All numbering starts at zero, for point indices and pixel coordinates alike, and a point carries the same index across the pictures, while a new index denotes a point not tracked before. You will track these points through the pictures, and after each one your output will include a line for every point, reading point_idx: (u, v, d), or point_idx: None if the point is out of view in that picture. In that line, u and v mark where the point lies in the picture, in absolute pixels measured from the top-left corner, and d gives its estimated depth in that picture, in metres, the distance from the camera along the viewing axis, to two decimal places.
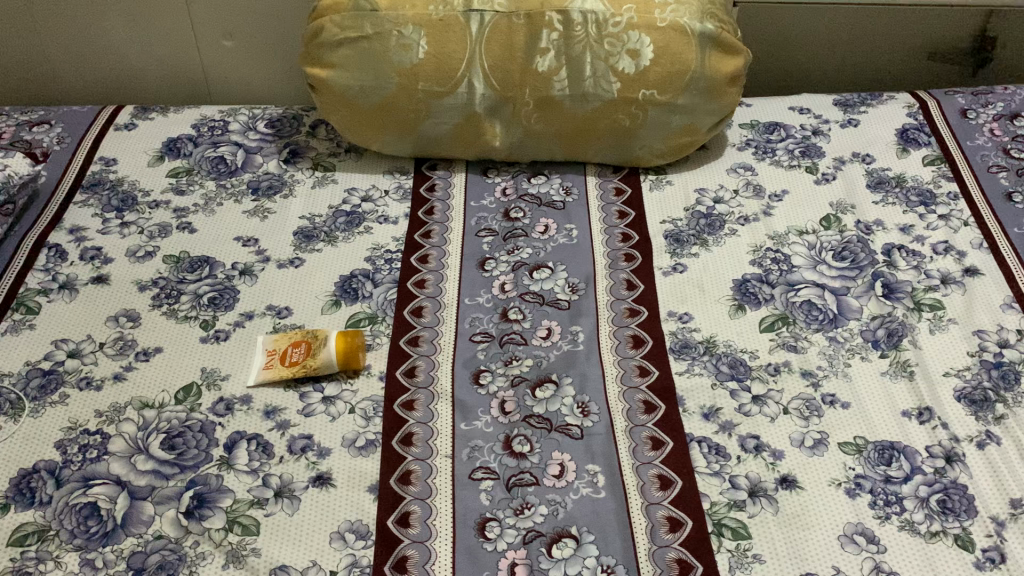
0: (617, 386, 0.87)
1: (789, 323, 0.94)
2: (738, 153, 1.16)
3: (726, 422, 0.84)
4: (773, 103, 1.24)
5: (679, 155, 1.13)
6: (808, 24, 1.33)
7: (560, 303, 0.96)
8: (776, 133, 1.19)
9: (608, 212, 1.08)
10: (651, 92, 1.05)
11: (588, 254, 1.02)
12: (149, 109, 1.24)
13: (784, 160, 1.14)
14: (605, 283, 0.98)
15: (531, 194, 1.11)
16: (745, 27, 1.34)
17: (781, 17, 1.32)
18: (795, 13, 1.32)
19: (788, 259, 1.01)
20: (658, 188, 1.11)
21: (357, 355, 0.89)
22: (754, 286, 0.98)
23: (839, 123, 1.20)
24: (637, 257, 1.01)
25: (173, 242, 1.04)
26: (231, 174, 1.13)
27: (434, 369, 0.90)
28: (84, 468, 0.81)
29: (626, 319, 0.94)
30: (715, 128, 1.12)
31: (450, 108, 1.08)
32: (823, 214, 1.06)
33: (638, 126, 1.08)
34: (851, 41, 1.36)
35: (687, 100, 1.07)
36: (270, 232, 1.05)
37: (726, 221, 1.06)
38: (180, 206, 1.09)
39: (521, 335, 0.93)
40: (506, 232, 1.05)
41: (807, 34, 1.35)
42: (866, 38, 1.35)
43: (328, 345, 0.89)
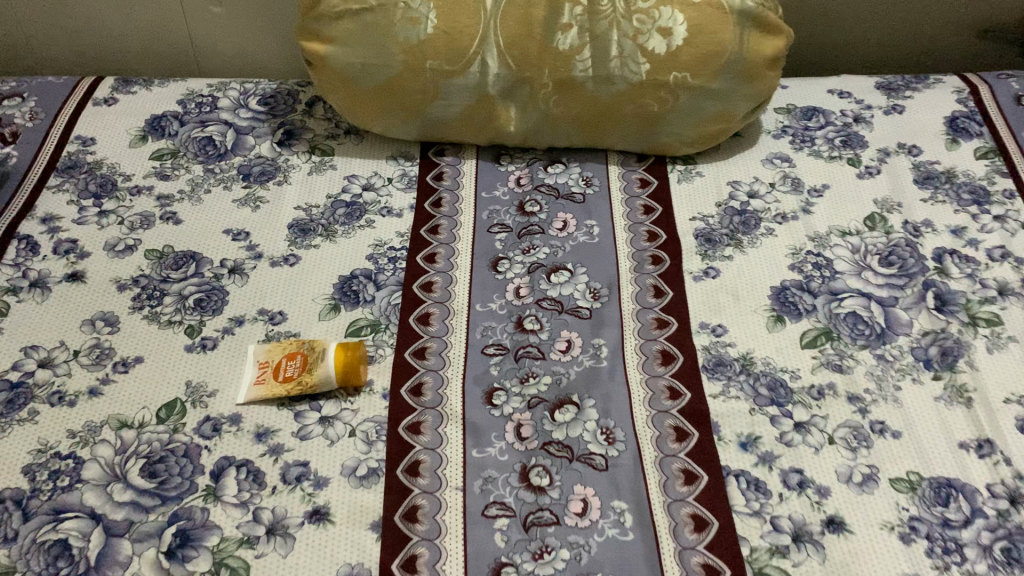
0: (645, 409, 0.79)
1: (833, 338, 0.85)
2: (773, 141, 1.06)
3: (766, 454, 0.76)
4: (810, 85, 1.14)
5: (710, 143, 1.03)
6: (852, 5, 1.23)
7: (581, 311, 0.88)
8: (814, 119, 1.09)
9: (632, 206, 0.99)
10: (683, 75, 0.95)
11: (611, 255, 0.93)
12: (130, 81, 1.14)
13: (824, 150, 1.05)
14: (630, 289, 0.90)
15: (548, 185, 1.01)
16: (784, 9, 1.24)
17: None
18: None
19: (830, 264, 0.92)
20: (687, 180, 1.02)
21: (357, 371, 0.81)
22: (794, 294, 0.89)
23: (882, 109, 1.10)
24: (666, 260, 0.93)
25: (156, 235, 0.94)
26: (220, 157, 1.03)
27: (442, 386, 0.81)
28: (55, 499, 0.72)
29: (654, 332, 0.85)
30: (751, 115, 1.02)
31: (460, 90, 0.98)
32: (867, 213, 0.97)
33: (667, 112, 0.98)
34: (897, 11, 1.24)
35: (722, 84, 0.97)
36: (262, 225, 0.96)
37: (761, 218, 0.97)
38: (164, 193, 0.99)
39: (537, 348, 0.84)
40: (520, 229, 0.96)
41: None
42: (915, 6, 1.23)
43: (326, 361, 0.80)
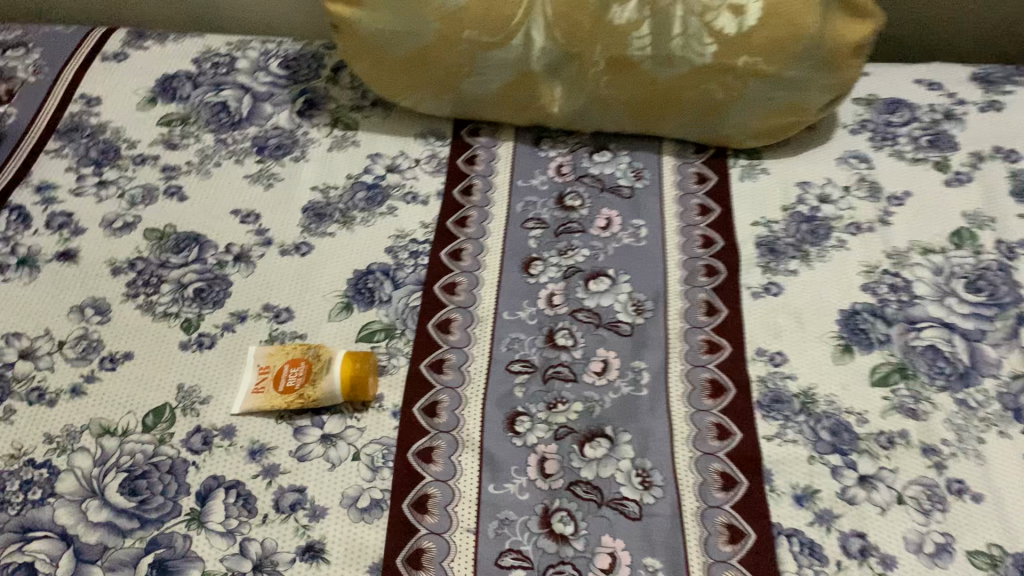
0: (688, 449, 0.70)
1: (908, 376, 0.75)
2: (850, 137, 0.94)
3: (824, 512, 0.67)
4: (896, 74, 1.02)
5: (778, 136, 0.91)
6: None
7: (620, 327, 0.78)
8: (898, 113, 0.97)
9: (686, 206, 0.88)
10: (753, 59, 0.83)
11: (659, 263, 0.83)
12: (144, 35, 1.05)
13: (907, 151, 0.92)
14: (679, 303, 0.80)
15: (593, 176, 0.91)
16: None
17: None
18: None
19: (908, 286, 0.81)
20: (749, 177, 0.91)
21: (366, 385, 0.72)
22: (865, 320, 0.79)
23: (977, 105, 0.97)
24: (721, 271, 0.82)
25: (158, 212, 0.86)
26: (233, 126, 0.94)
27: (460, 407, 0.72)
28: (24, 515, 0.65)
29: (703, 357, 0.76)
30: (828, 107, 0.90)
31: (500, 64, 0.87)
32: (954, 227, 0.85)
33: (733, 99, 0.87)
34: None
35: (798, 72, 0.85)
36: (274, 207, 0.87)
37: (832, 228, 0.86)
38: (171, 164, 0.90)
39: (569, 369, 0.75)
40: (558, 225, 0.86)
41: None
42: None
43: (331, 372, 0.72)
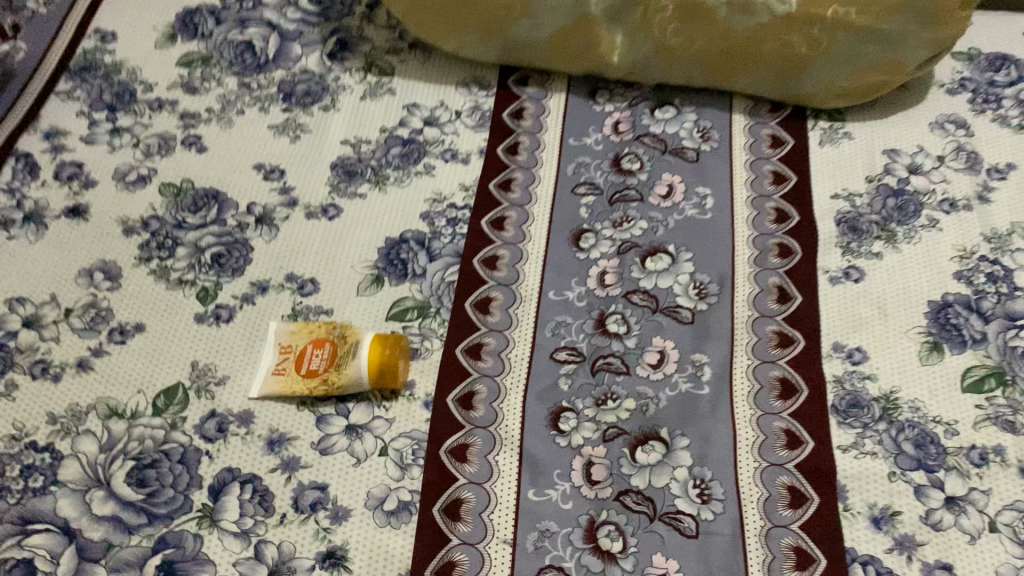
0: (752, 458, 0.63)
1: (1006, 383, 0.66)
2: (946, 98, 0.84)
3: (905, 537, 0.59)
4: (1002, 24, 0.90)
5: (865, 98, 0.81)
6: None
7: (680, 313, 0.70)
8: (1004, 71, 0.85)
9: (758, 172, 0.79)
10: (846, 9, 0.73)
11: (725, 240, 0.74)
12: None
13: (1013, 116, 0.81)
14: (746, 289, 0.71)
15: (654, 135, 0.82)
16: None
17: None
18: None
19: (1009, 275, 0.72)
20: (830, 142, 0.81)
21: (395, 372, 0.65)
22: (958, 314, 0.70)
23: None
24: (795, 252, 0.73)
25: (174, 165, 0.79)
26: (258, 68, 0.86)
27: (498, 399, 0.65)
28: (23, 505, 0.60)
29: (772, 352, 0.68)
30: (925, 66, 0.79)
31: (555, 8, 0.77)
32: None
33: (817, 55, 0.77)
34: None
35: (895, 25, 0.74)
36: (300, 163, 0.79)
37: (922, 204, 0.76)
38: (190, 110, 0.83)
39: (620, 360, 0.68)
40: (613, 192, 0.77)
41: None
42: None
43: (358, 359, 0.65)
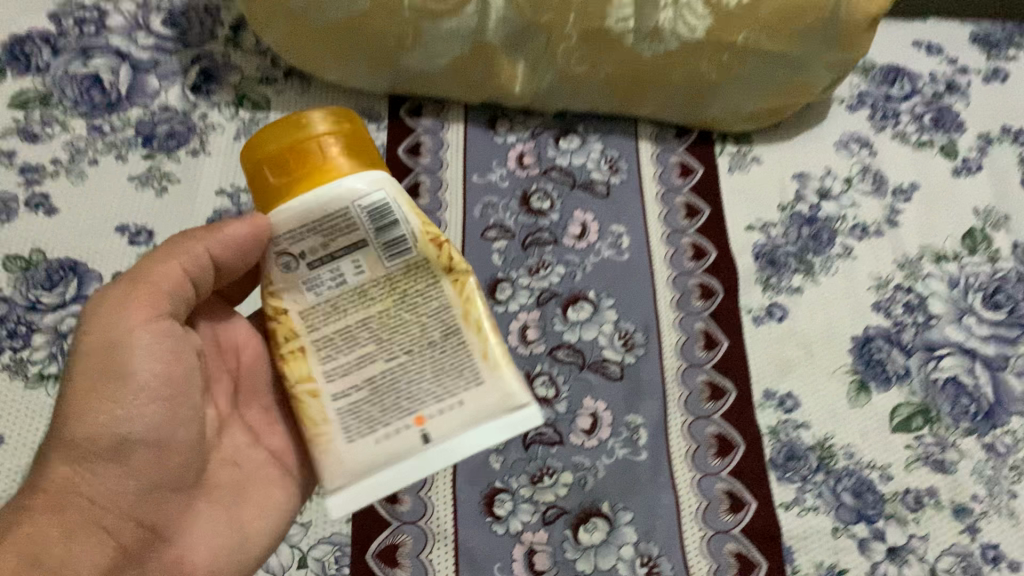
0: (698, 527, 0.60)
1: (932, 420, 0.66)
2: (849, 114, 0.83)
3: None
4: (892, 33, 0.90)
5: (771, 118, 0.79)
6: None
7: (608, 369, 0.66)
8: (899, 84, 0.85)
9: (671, 205, 0.75)
10: (757, 35, 0.69)
11: (646, 282, 0.71)
12: None
13: (910, 132, 0.82)
14: (674, 337, 0.68)
15: (561, 168, 0.77)
16: None
17: None
18: None
19: (923, 304, 0.72)
20: (740, 167, 0.78)
21: (330, 136, 0.44)
22: (879, 348, 0.69)
23: (980, 74, 0.87)
24: (718, 292, 0.71)
25: (19, 233, 0.67)
26: (109, 108, 0.75)
27: (424, 487, 0.60)
28: None
29: (706, 406, 0.65)
30: (830, 87, 0.77)
31: (449, 35, 0.70)
32: (966, 227, 0.77)
33: (725, 80, 0.73)
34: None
35: (805, 48, 0.71)
36: (173, 222, 0.70)
37: (835, 231, 0.75)
38: (31, 163, 0.71)
39: (553, 429, 0.63)
40: (525, 234, 0.73)
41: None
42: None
43: (358, 223, 0.44)
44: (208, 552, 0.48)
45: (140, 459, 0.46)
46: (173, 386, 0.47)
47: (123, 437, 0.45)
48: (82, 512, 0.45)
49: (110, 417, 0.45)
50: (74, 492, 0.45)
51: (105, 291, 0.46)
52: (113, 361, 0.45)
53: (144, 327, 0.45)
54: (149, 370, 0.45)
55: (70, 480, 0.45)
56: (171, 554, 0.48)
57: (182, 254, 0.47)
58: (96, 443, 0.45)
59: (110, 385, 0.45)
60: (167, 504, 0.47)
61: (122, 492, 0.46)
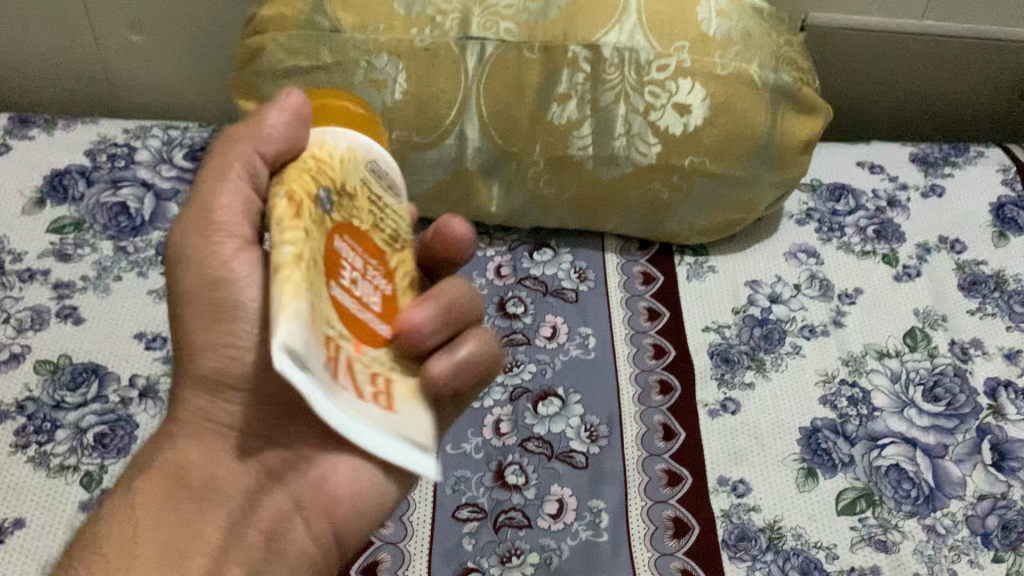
0: None
1: (875, 503, 0.71)
2: (798, 228, 0.92)
3: None
4: (837, 156, 1.00)
5: (724, 233, 0.87)
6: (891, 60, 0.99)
7: (575, 458, 0.73)
8: (844, 200, 0.94)
9: (634, 309, 0.83)
10: (701, 159, 0.79)
11: (610, 379, 0.78)
12: (28, 121, 0.94)
13: (855, 244, 0.91)
14: (635, 429, 0.75)
15: (535, 277, 0.85)
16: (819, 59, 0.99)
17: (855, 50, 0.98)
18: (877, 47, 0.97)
19: (867, 397, 0.78)
20: (697, 275, 0.87)
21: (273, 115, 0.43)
22: (826, 439, 0.75)
23: (920, 190, 0.96)
24: (676, 388, 0.78)
25: (48, 340, 0.76)
26: (134, 230, 0.85)
27: (402, 567, 0.66)
28: None
29: (664, 491, 0.71)
30: (775, 204, 0.86)
31: (432, 164, 0.80)
32: (907, 326, 0.84)
33: (678, 199, 0.82)
34: (969, 56, 0.98)
35: (746, 171, 0.81)
36: None
37: (785, 331, 0.82)
38: (63, 278, 0.80)
39: (522, 513, 0.69)
40: (501, 337, 0.80)
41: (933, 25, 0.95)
42: (1002, 43, 0.96)
43: (373, 175, 0.44)
44: (347, 473, 0.53)
45: (276, 385, 0.50)
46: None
47: (255, 366, 0.49)
48: (224, 438, 0.52)
49: (237, 351, 0.48)
50: (211, 419, 0.51)
51: (187, 221, 0.48)
52: (221, 301, 0.47)
53: (243, 255, 0.47)
54: (260, 299, 0.48)
55: (207, 412, 0.51)
56: (314, 473, 0.52)
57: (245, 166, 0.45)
58: (229, 377, 0.49)
59: (228, 324, 0.48)
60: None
61: (262, 415, 0.51)
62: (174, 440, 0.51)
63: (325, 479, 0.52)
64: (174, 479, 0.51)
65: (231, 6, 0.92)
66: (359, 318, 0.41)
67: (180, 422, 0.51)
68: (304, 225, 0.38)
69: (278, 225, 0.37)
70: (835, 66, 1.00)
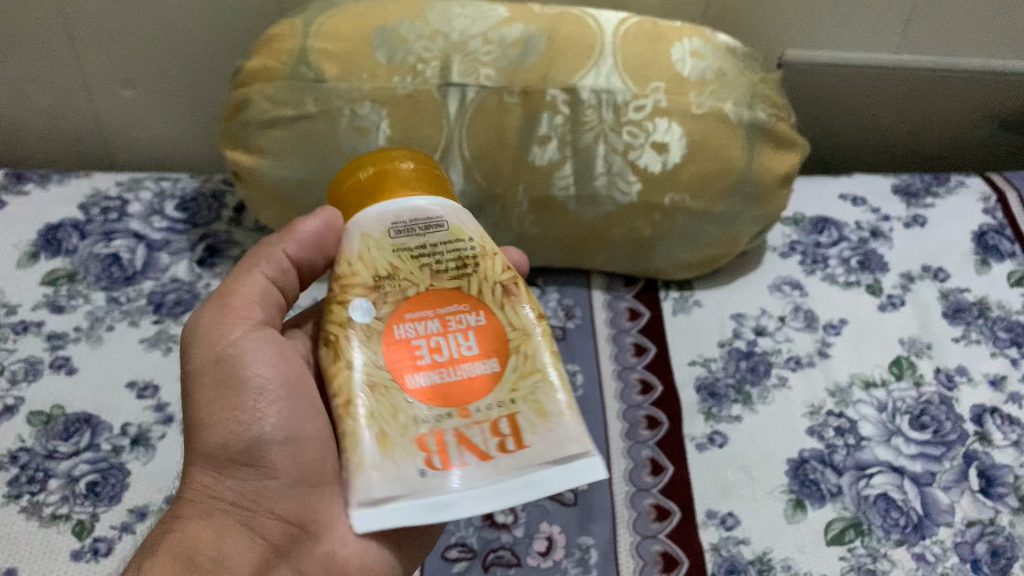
0: None
1: (863, 532, 0.71)
2: (781, 262, 0.93)
3: None
4: (818, 189, 1.01)
5: (708, 267, 0.89)
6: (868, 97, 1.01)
7: (564, 496, 0.73)
8: (826, 233, 0.96)
9: (621, 345, 0.84)
10: (680, 196, 0.81)
11: (598, 416, 0.79)
12: (24, 177, 0.96)
13: (838, 275, 0.92)
14: (623, 464, 0.75)
15: None
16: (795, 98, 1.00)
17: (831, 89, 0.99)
18: (852, 84, 0.99)
19: (854, 427, 0.78)
20: (682, 310, 0.88)
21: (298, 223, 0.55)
22: (814, 470, 0.75)
23: (902, 221, 0.97)
24: (663, 422, 0.78)
25: (41, 391, 0.77)
26: (126, 281, 0.86)
27: None
28: None
29: (653, 526, 0.71)
30: (756, 237, 0.88)
31: None
32: (892, 355, 0.84)
33: (660, 235, 0.84)
34: (945, 91, 1.00)
35: (725, 206, 0.83)
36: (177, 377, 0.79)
37: (770, 363, 0.83)
38: (57, 330, 0.82)
39: (511, 551, 0.69)
40: None
41: (906, 61, 0.97)
42: (972, 74, 0.98)
43: (404, 236, 0.50)
44: (359, 545, 0.53)
45: (276, 456, 0.53)
46: (292, 386, 0.54)
47: (255, 437, 0.52)
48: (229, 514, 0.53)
49: (239, 423, 0.52)
50: (215, 496, 0.53)
51: (205, 310, 0.55)
52: (228, 377, 0.53)
53: (252, 336, 0.54)
54: (266, 374, 0.53)
55: (212, 489, 0.53)
56: (323, 547, 0.53)
57: (268, 261, 0.56)
58: (231, 449, 0.53)
59: (233, 397, 0.52)
60: (310, 498, 0.53)
61: (266, 492, 0.53)
62: (183, 522, 0.52)
63: (335, 552, 0.52)
64: (181, 558, 0.50)
65: (220, 59, 0.95)
66: (454, 381, 0.48)
67: (189, 500, 0.53)
68: (359, 351, 0.48)
69: (332, 368, 0.49)
70: (811, 105, 1.01)
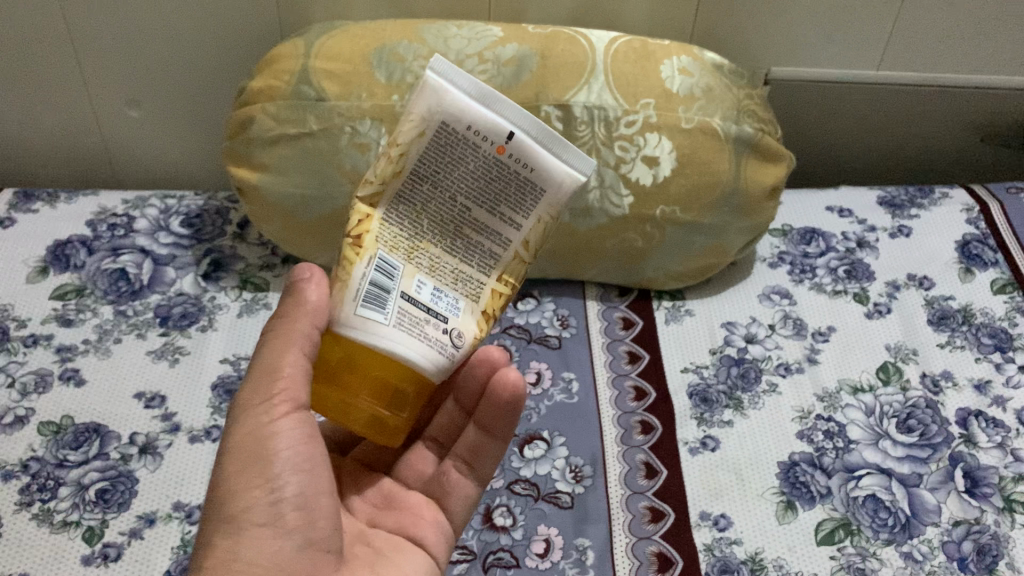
0: None
1: (853, 532, 0.73)
2: (770, 272, 0.96)
3: None
4: (807, 201, 1.04)
5: (698, 277, 0.91)
6: (849, 110, 1.05)
7: (560, 498, 0.75)
8: (814, 243, 0.98)
9: (615, 353, 0.87)
10: (671, 209, 0.83)
11: (593, 422, 0.81)
12: (33, 196, 0.99)
13: (826, 284, 0.94)
14: (618, 468, 0.77)
15: (519, 326, 0.89)
16: (781, 114, 1.04)
17: (812, 103, 1.03)
18: (831, 99, 1.03)
19: (842, 430, 0.81)
20: (674, 319, 0.91)
21: (316, 292, 0.49)
22: (804, 473, 0.77)
23: (887, 231, 0.99)
24: (657, 428, 0.80)
25: (51, 402, 0.79)
26: (133, 295, 0.89)
27: None
28: None
29: (647, 527, 0.73)
30: (744, 248, 0.91)
31: None
32: (880, 361, 0.87)
33: (652, 247, 0.87)
34: (922, 103, 1.04)
35: (714, 219, 0.85)
36: (183, 388, 0.81)
37: (760, 369, 0.86)
38: (66, 342, 0.84)
39: (510, 553, 0.71)
40: None
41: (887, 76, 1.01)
42: (948, 88, 1.02)
43: None
44: None
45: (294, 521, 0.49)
46: (315, 462, 0.51)
47: (276, 505, 0.49)
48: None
49: (265, 491, 0.49)
50: (231, 558, 0.48)
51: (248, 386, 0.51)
52: (257, 447, 0.49)
53: (285, 420, 0.50)
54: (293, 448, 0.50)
55: (240, 526, 0.48)
56: None
57: (296, 342, 0.49)
58: (252, 515, 0.48)
59: (260, 465, 0.49)
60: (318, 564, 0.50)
61: (283, 556, 0.49)
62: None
63: None
64: None
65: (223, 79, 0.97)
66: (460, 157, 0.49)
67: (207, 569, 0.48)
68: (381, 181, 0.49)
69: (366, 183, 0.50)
70: (797, 119, 1.05)
